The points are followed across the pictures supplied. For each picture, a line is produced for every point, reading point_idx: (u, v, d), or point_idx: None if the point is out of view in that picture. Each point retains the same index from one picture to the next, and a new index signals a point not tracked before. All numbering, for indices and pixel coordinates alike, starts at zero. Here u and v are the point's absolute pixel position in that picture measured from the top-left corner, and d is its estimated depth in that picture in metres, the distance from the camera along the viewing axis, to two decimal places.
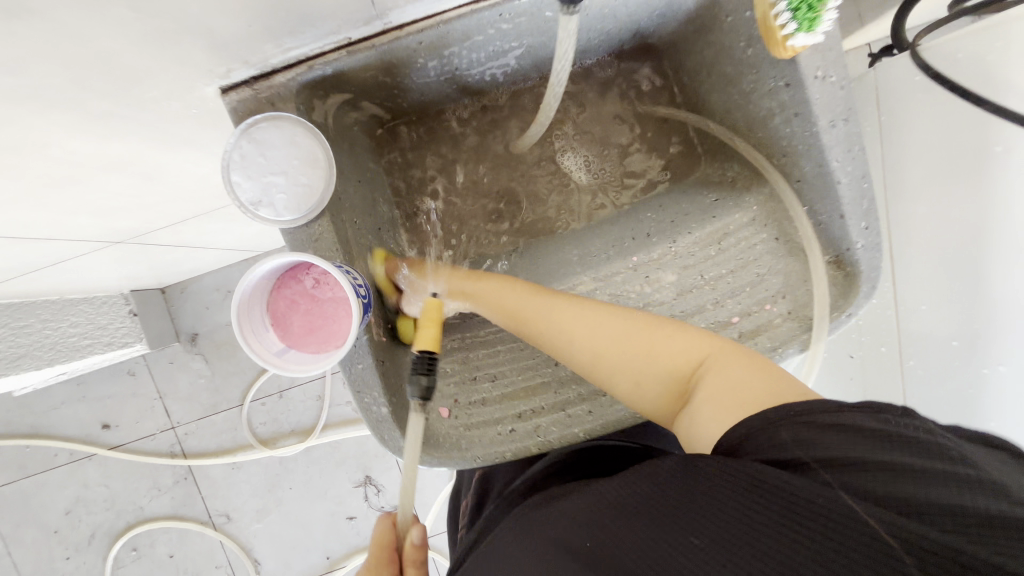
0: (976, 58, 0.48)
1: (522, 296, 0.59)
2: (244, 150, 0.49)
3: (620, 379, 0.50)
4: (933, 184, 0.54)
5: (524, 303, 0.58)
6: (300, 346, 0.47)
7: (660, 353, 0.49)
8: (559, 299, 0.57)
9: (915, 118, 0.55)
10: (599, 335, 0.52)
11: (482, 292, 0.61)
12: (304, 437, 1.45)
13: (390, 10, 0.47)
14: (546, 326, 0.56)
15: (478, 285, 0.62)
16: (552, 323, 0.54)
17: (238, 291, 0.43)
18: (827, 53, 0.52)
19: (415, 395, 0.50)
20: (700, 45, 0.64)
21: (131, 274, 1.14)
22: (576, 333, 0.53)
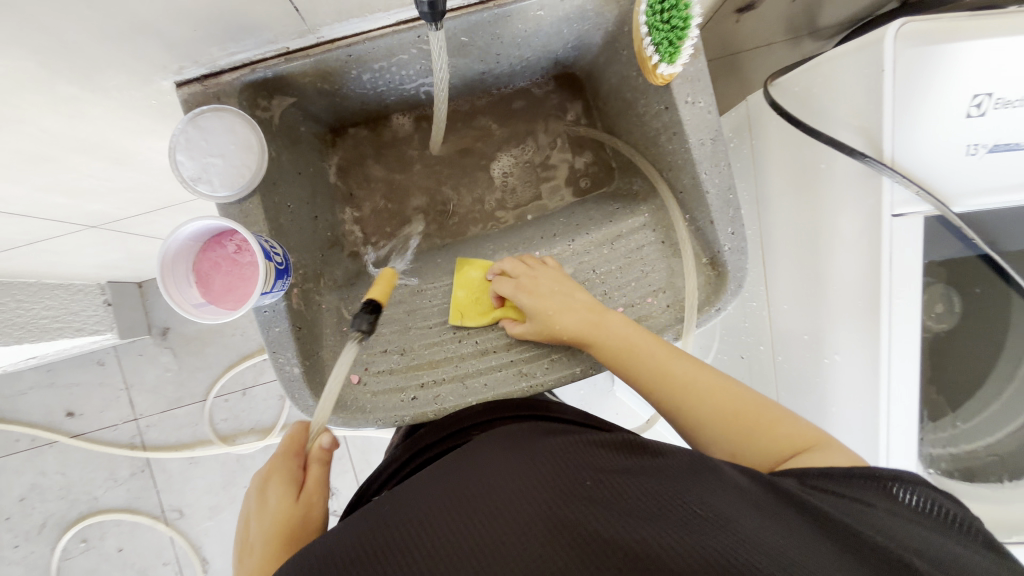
0: (806, 92, 0.57)
1: (646, 339, 0.58)
2: (189, 134, 0.57)
3: (719, 446, 0.51)
4: (786, 193, 0.62)
5: (643, 348, 0.57)
6: (217, 302, 0.54)
7: (758, 425, 0.50)
8: (669, 351, 0.57)
9: (768, 139, 0.65)
10: (709, 402, 0.52)
11: (609, 331, 0.59)
12: (263, 435, 1.49)
13: (320, 26, 0.56)
14: (647, 375, 0.56)
15: (600, 320, 0.60)
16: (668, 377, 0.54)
17: (162, 248, 0.50)
18: (694, 83, 0.61)
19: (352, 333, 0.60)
20: (607, 74, 0.74)
21: (106, 263, 1.21)
22: (689, 392, 0.53)
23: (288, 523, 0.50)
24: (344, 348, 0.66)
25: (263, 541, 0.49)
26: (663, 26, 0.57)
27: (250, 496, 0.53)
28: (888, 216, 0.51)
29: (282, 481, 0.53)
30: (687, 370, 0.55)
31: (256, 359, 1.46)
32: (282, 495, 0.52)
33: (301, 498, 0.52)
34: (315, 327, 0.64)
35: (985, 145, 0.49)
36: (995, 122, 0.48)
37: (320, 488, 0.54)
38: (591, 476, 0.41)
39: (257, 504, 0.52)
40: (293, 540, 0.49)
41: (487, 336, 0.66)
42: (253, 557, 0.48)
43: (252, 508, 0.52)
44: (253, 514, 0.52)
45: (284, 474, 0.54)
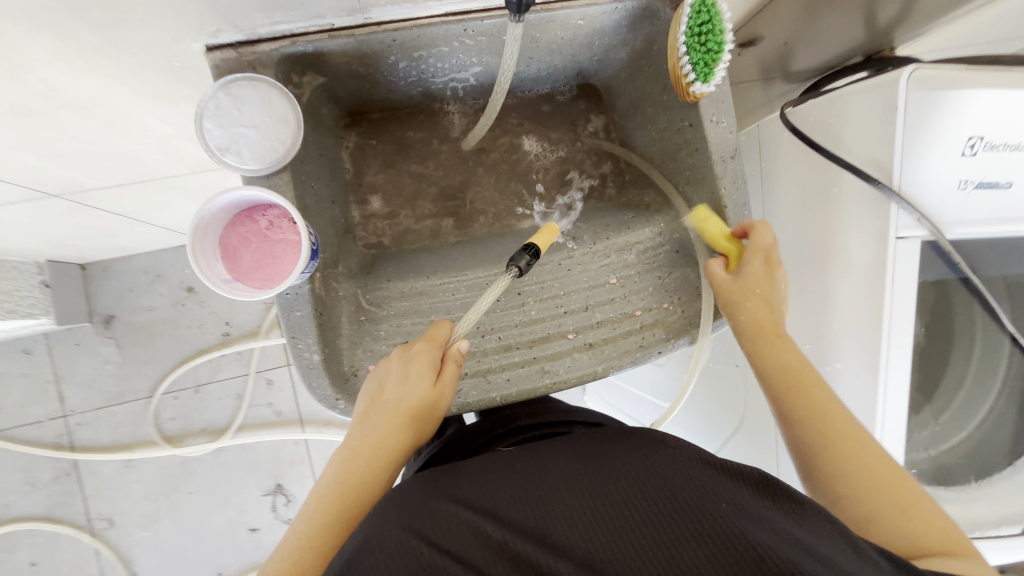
0: (821, 122, 0.63)
1: (817, 382, 0.56)
2: (220, 102, 0.54)
3: (850, 502, 0.50)
4: (796, 213, 0.68)
5: (825, 396, 0.55)
6: (245, 279, 0.52)
7: (907, 505, 0.49)
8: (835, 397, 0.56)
9: (780, 163, 0.71)
10: (870, 455, 0.51)
11: (794, 355, 0.57)
12: (215, 437, 1.34)
13: (371, 7, 0.55)
14: (813, 403, 0.54)
15: (784, 346, 0.58)
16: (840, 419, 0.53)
17: (194, 216, 0.48)
18: (720, 104, 0.66)
19: (512, 271, 0.62)
20: (629, 89, 0.78)
21: (55, 239, 1.09)
22: (858, 438, 0.52)
23: (419, 408, 0.53)
24: (362, 338, 0.64)
25: (389, 416, 0.53)
26: (701, 47, 0.61)
27: (392, 358, 0.55)
28: (894, 237, 0.57)
29: (426, 364, 0.54)
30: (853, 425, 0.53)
31: (212, 354, 1.31)
32: (425, 379, 0.53)
33: (437, 390, 0.54)
34: (334, 314, 0.62)
35: (973, 181, 0.56)
36: (983, 162, 0.55)
37: (451, 388, 0.55)
38: (700, 480, 0.45)
39: (398, 371, 0.54)
40: (418, 423, 0.54)
41: (509, 332, 0.66)
42: (386, 417, 0.53)
43: (391, 372, 0.54)
44: (391, 374, 0.54)
45: (428, 358, 0.55)
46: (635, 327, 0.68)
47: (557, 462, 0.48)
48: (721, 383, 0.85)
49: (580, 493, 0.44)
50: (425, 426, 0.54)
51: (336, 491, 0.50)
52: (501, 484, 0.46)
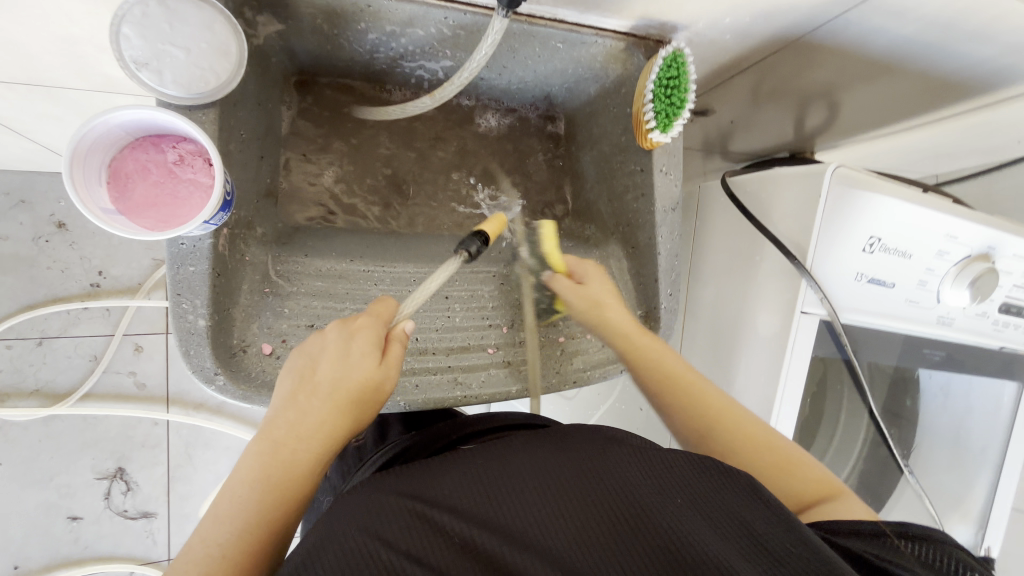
0: (755, 195, 0.68)
1: (694, 375, 0.59)
2: (149, 9, 0.46)
3: None
4: (721, 275, 0.73)
5: (697, 388, 0.58)
6: (132, 215, 0.44)
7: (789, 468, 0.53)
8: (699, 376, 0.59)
9: (714, 226, 0.76)
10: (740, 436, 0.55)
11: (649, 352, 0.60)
12: (50, 403, 1.13)
13: None
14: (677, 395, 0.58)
15: (646, 345, 0.60)
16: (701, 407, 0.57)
17: (83, 124, 0.40)
18: (671, 157, 0.69)
19: (461, 254, 0.58)
20: (591, 124, 0.80)
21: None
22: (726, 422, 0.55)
23: (364, 386, 0.46)
24: (260, 312, 0.56)
25: (326, 395, 0.44)
26: (665, 99, 0.64)
27: (332, 331, 0.48)
28: (799, 311, 0.62)
29: (371, 340, 0.48)
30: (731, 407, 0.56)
31: (70, 303, 1.10)
32: (369, 357, 0.46)
33: (383, 369, 0.47)
34: (234, 280, 0.54)
35: (866, 275, 0.63)
36: (876, 260, 0.63)
37: (396, 372, 0.48)
38: (666, 470, 0.44)
39: (338, 343, 0.47)
40: (363, 404, 0.46)
41: (428, 334, 0.63)
42: (322, 396, 0.44)
43: (329, 346, 0.47)
44: (332, 349, 0.47)
45: (375, 332, 0.48)
46: (555, 352, 0.66)
47: (521, 454, 0.45)
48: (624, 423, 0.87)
49: (551, 486, 0.41)
50: (365, 410, 0.47)
51: (272, 477, 0.41)
52: (464, 477, 0.43)
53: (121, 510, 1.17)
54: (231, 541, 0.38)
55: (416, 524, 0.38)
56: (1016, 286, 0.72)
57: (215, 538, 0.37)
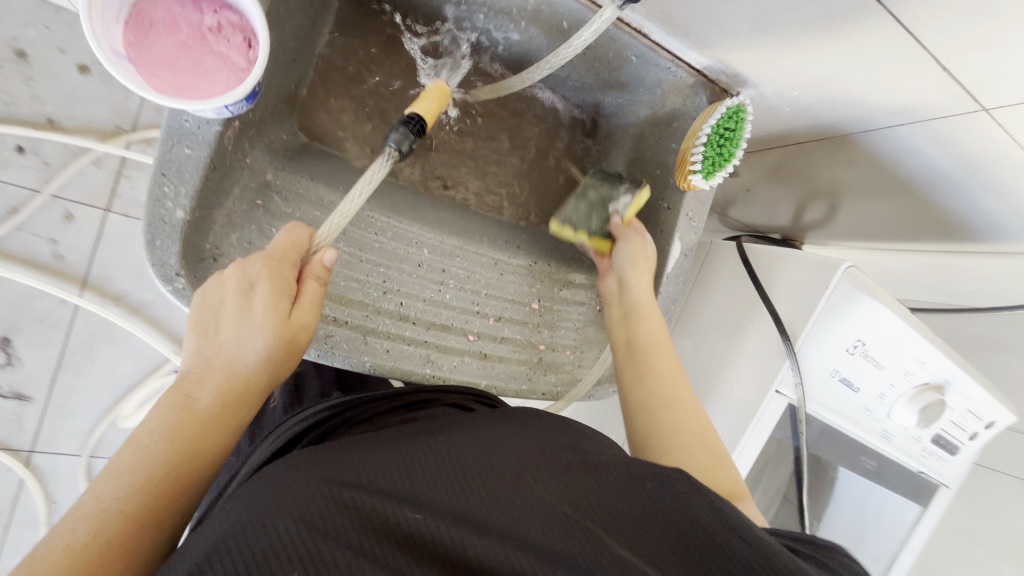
0: (765, 266, 0.68)
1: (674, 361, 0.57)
2: None
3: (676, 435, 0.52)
4: (708, 331, 0.73)
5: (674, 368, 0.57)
6: (141, 68, 0.37)
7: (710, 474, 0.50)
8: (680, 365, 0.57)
9: (715, 283, 0.75)
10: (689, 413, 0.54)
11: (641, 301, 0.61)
12: None
13: None
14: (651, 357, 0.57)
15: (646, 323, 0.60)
16: (649, 333, 0.59)
17: None
18: (699, 205, 0.69)
19: (394, 149, 0.51)
20: (629, 147, 0.78)
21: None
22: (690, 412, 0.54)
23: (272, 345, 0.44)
24: (243, 224, 0.50)
25: (227, 351, 0.43)
26: (717, 147, 0.64)
27: (233, 281, 0.45)
28: (774, 390, 0.63)
29: (275, 288, 0.45)
30: (679, 377, 0.56)
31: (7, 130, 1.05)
32: (274, 308, 0.44)
33: (296, 315, 0.46)
34: (228, 178, 0.48)
35: (840, 373, 0.66)
36: (853, 362, 0.66)
37: (314, 315, 0.47)
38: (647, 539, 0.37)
39: (240, 299, 0.44)
40: (274, 358, 0.45)
41: (415, 303, 0.58)
42: (225, 353, 0.43)
43: (229, 301, 0.44)
44: (230, 305, 0.44)
45: (280, 279, 0.45)
46: (533, 357, 0.64)
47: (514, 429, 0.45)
48: None
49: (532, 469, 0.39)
50: (292, 357, 0.47)
51: (180, 430, 0.41)
52: (439, 439, 0.42)
53: None
54: (90, 542, 0.36)
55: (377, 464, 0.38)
56: (951, 423, 0.73)
57: (66, 547, 0.35)
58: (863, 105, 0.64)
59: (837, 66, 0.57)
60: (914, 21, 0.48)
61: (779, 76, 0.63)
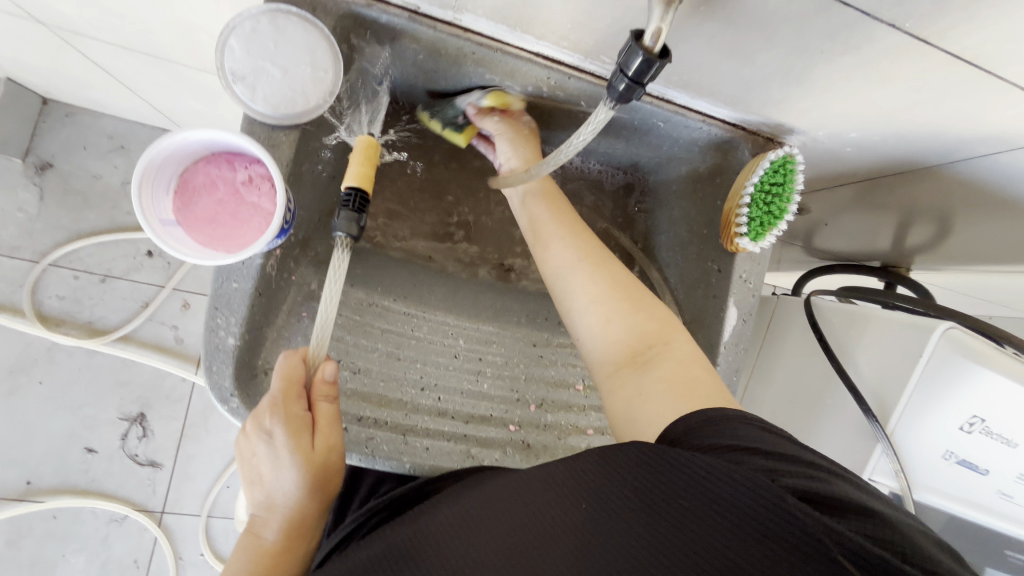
0: (839, 329, 0.60)
1: (611, 270, 0.55)
2: (260, 26, 0.46)
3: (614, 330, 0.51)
4: (780, 403, 0.65)
5: (603, 272, 0.55)
6: (189, 228, 0.43)
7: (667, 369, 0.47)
8: (615, 272, 0.55)
9: (784, 346, 0.68)
10: (620, 309, 0.52)
11: (571, 215, 0.60)
12: (91, 335, 1.30)
13: (467, 11, 0.49)
14: (580, 267, 0.56)
15: (579, 237, 0.58)
16: (572, 246, 0.57)
17: (151, 152, 0.38)
18: (755, 265, 0.63)
19: (348, 234, 0.50)
20: (674, 204, 0.74)
21: (5, 51, 0.96)
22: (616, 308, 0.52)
23: (313, 481, 0.48)
24: (291, 337, 0.55)
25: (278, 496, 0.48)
26: (763, 206, 0.59)
27: (258, 435, 0.47)
28: (866, 477, 0.54)
29: (294, 430, 0.47)
30: (610, 282, 0.54)
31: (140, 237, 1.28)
32: (302, 453, 0.47)
33: (320, 447, 0.48)
34: (276, 300, 0.53)
35: (958, 454, 0.54)
36: (974, 441, 0.54)
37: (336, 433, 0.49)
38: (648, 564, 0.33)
39: (269, 451, 0.47)
40: (318, 489, 0.49)
41: (452, 397, 0.59)
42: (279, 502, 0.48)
43: (262, 456, 0.47)
44: (264, 458, 0.47)
45: (295, 419, 0.47)
46: (579, 444, 0.61)
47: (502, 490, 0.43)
48: None
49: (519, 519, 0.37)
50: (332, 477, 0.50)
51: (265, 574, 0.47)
52: (440, 517, 0.42)
53: (131, 453, 1.32)
54: None
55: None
56: None
57: None
58: (942, 136, 0.55)
59: (895, 105, 0.51)
60: (978, 54, 0.41)
61: (827, 120, 0.57)
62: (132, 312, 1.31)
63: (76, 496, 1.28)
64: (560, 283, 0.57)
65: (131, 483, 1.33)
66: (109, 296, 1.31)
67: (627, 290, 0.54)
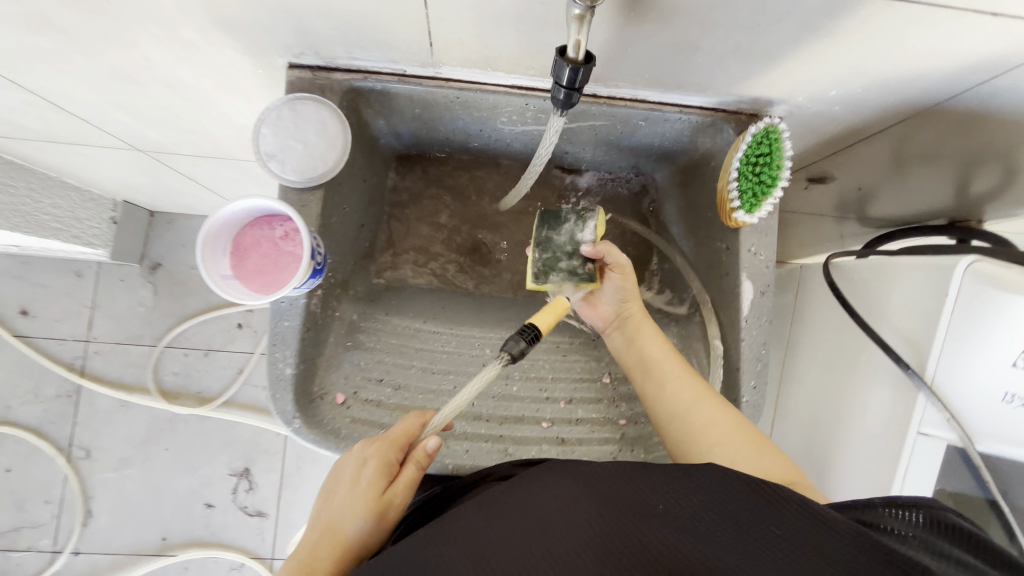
0: (864, 283, 0.59)
1: (668, 355, 0.61)
2: (282, 113, 0.57)
3: (715, 454, 0.52)
4: (820, 372, 0.64)
5: (673, 371, 0.59)
6: (244, 279, 0.53)
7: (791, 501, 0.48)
8: (675, 358, 0.60)
9: (812, 315, 0.67)
10: (714, 417, 0.54)
11: (649, 335, 0.63)
12: (201, 403, 1.50)
13: (443, 64, 0.57)
14: (656, 373, 0.60)
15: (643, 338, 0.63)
16: (649, 346, 0.62)
17: (207, 224, 0.49)
18: (762, 237, 0.63)
19: (507, 355, 0.54)
20: (680, 194, 0.77)
21: (120, 179, 1.21)
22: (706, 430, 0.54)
23: (375, 514, 0.52)
24: (341, 364, 0.64)
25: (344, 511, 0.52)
26: (752, 177, 0.60)
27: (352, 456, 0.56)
28: (915, 431, 0.51)
29: (380, 463, 0.54)
30: (691, 392, 0.57)
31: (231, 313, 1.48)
32: (375, 481, 0.53)
33: (392, 489, 0.53)
34: (323, 334, 0.62)
35: (1022, 397, 0.50)
36: None
37: (407, 492, 0.54)
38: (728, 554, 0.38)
39: (354, 471, 0.54)
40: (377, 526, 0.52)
41: (484, 401, 0.64)
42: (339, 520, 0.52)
43: (347, 473, 0.55)
44: (345, 474, 0.55)
45: (382, 458, 0.54)
46: (614, 435, 0.63)
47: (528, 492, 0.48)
48: None
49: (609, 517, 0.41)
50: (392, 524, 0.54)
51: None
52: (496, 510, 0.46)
53: (241, 505, 1.48)
54: None
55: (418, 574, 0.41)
56: None
57: None
58: (925, 75, 0.54)
59: (859, 57, 0.51)
60: None
61: (800, 86, 0.58)
62: (231, 378, 1.51)
63: (201, 548, 1.44)
64: (667, 419, 0.58)
65: (244, 533, 1.48)
66: (212, 367, 1.52)
67: (707, 399, 0.56)
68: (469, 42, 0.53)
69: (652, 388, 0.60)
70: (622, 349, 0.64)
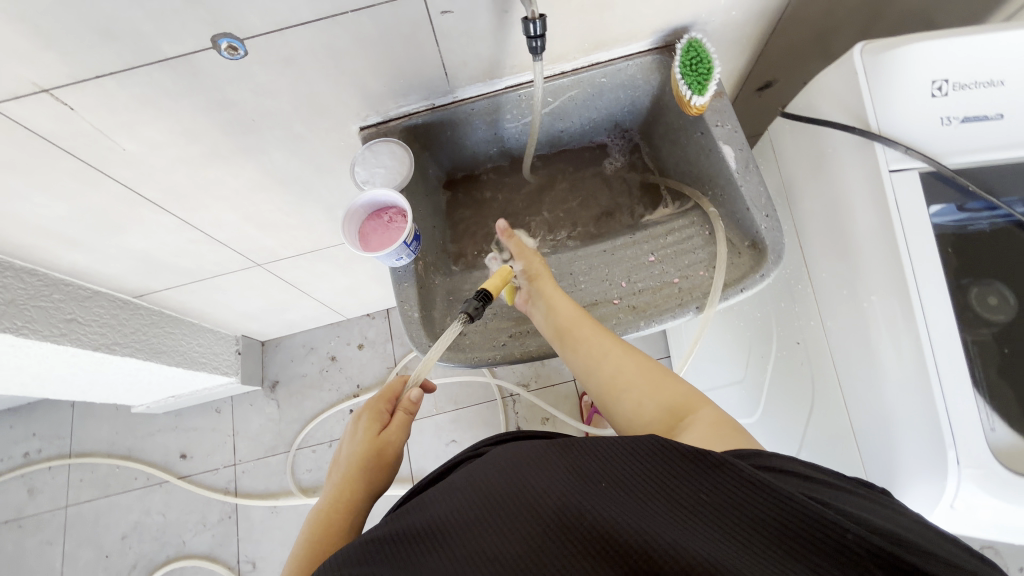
0: (807, 105, 0.76)
1: (580, 320, 0.74)
2: (365, 154, 0.84)
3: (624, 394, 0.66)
4: (810, 181, 0.77)
5: (581, 331, 0.73)
6: (374, 252, 0.78)
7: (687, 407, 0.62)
8: (588, 322, 0.74)
9: (787, 151, 0.83)
10: (620, 361, 0.69)
11: (565, 309, 0.76)
12: None
13: (458, 87, 0.85)
14: (574, 334, 0.72)
15: (559, 311, 0.76)
16: (564, 313, 0.75)
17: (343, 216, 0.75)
18: (721, 113, 0.82)
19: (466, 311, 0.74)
20: (657, 125, 0.98)
21: (242, 308, 1.53)
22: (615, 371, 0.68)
23: (370, 449, 0.75)
24: (453, 310, 0.87)
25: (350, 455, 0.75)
26: (693, 74, 0.80)
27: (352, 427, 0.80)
28: (886, 171, 0.65)
29: (373, 416, 0.79)
30: (599, 343, 0.71)
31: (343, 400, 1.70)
32: (371, 426, 0.78)
33: (384, 433, 0.78)
34: (430, 292, 0.84)
35: (956, 117, 0.63)
36: (956, 100, 0.63)
37: (398, 431, 0.78)
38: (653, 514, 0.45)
39: (353, 431, 0.78)
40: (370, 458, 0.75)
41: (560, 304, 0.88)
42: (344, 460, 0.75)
43: (350, 435, 0.78)
44: (350, 437, 0.78)
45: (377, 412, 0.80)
46: (672, 290, 0.83)
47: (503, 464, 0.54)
48: (789, 375, 0.86)
49: (560, 494, 0.47)
50: (385, 463, 0.75)
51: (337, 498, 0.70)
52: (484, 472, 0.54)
53: None
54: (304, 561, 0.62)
55: (405, 557, 0.45)
56: None
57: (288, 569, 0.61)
58: None
59: None
60: None
61: (697, 5, 0.81)
62: None
63: None
64: (583, 367, 0.71)
65: None
66: None
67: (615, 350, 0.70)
68: (469, 61, 0.80)
69: (569, 346, 0.73)
70: (543, 320, 0.77)
